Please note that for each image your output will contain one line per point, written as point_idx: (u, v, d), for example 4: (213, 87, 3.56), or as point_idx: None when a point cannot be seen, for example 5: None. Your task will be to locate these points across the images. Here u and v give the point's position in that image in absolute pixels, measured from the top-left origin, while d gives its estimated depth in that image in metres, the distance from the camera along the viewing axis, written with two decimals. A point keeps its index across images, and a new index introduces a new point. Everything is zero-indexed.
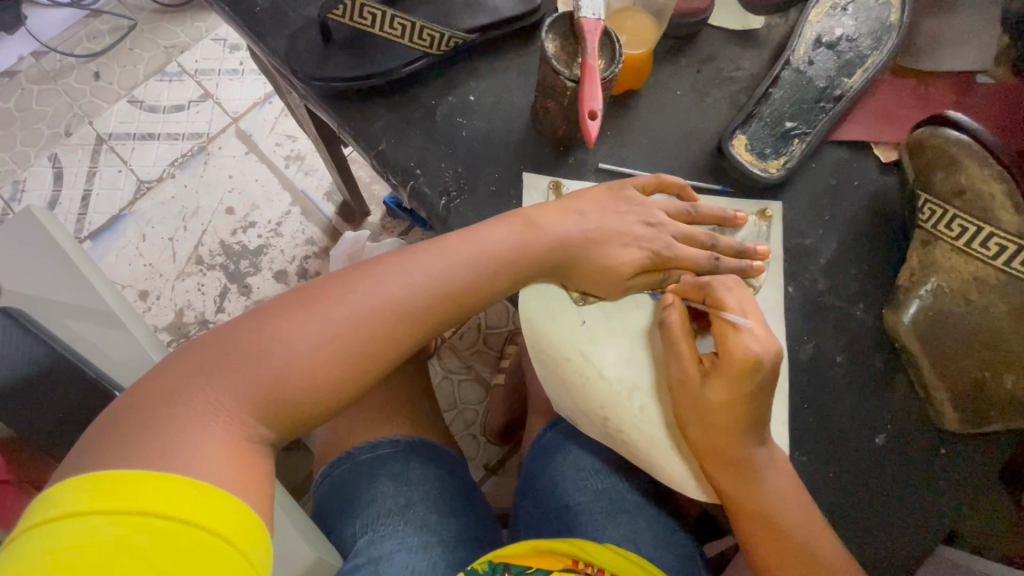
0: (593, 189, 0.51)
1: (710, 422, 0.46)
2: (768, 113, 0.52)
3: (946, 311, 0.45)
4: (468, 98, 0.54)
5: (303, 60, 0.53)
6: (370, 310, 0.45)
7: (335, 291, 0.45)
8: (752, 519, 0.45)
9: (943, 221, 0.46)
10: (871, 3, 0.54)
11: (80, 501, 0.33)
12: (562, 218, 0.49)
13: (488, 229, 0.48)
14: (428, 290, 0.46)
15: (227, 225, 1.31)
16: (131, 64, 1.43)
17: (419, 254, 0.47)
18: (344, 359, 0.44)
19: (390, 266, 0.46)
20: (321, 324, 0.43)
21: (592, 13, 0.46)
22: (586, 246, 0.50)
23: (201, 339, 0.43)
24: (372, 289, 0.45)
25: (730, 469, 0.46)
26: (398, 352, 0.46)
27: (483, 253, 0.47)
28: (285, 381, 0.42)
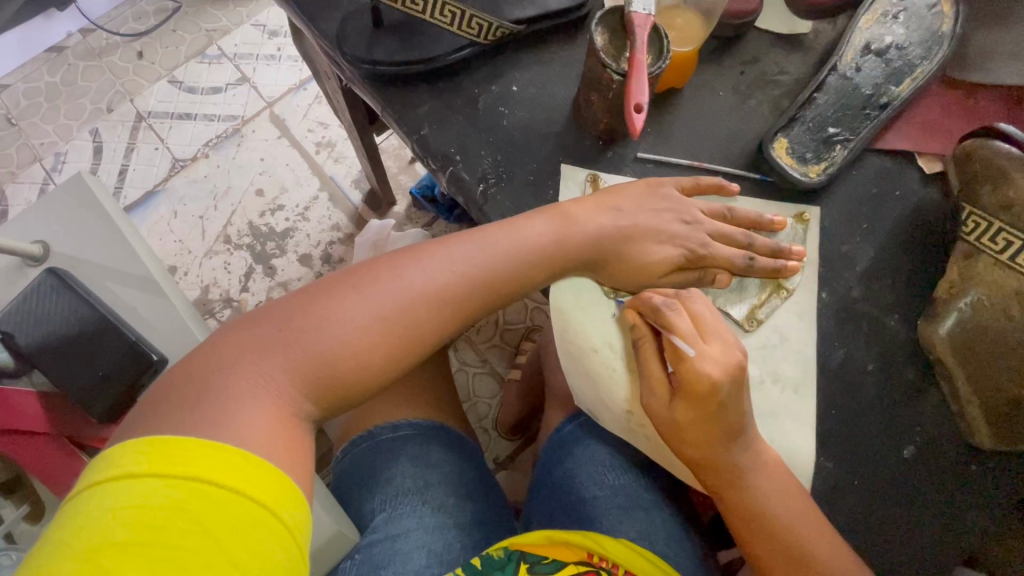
0: (631, 184, 0.51)
1: (691, 436, 0.47)
2: (812, 117, 0.52)
3: (985, 326, 0.44)
4: (511, 88, 0.55)
5: (351, 42, 0.54)
6: (416, 296, 0.46)
7: (383, 276, 0.46)
8: (740, 520, 0.47)
9: (988, 234, 0.45)
10: (923, 12, 0.53)
11: (139, 463, 0.34)
12: (596, 213, 0.50)
13: (527, 222, 0.49)
14: (471, 280, 0.47)
15: (257, 207, 1.34)
16: (174, 45, 1.46)
17: (463, 244, 0.48)
18: (391, 342, 0.45)
19: (434, 254, 0.47)
20: (369, 306, 0.45)
21: (643, 9, 0.46)
22: (620, 242, 0.50)
23: (252, 314, 0.45)
24: (419, 276, 0.46)
25: (728, 478, 0.47)
26: (438, 338, 0.48)
27: (523, 245, 0.48)
28: (331, 359, 0.44)
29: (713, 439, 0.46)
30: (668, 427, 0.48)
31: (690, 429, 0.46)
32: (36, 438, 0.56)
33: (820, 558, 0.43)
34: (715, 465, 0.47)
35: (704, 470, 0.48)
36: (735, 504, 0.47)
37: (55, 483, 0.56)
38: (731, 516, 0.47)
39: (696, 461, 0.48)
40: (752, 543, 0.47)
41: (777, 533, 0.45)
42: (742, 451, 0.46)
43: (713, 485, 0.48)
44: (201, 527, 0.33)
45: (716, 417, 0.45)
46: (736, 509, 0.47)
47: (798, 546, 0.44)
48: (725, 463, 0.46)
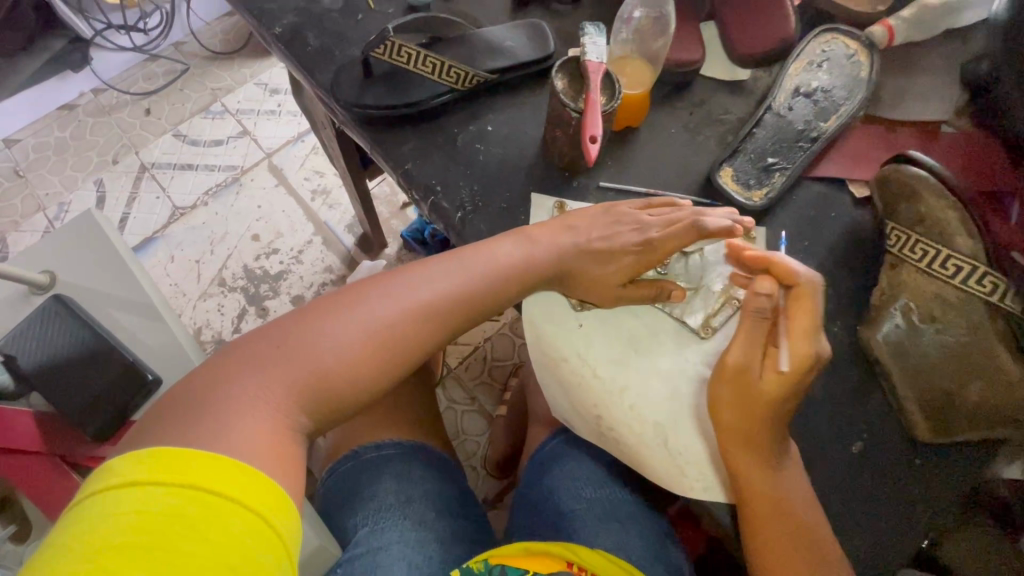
0: (586, 210, 0.56)
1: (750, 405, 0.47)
2: (752, 150, 0.59)
3: (915, 327, 0.49)
4: (487, 128, 0.61)
5: (345, 91, 0.62)
6: (401, 314, 0.50)
7: (369, 297, 0.50)
8: (762, 504, 0.46)
9: (908, 245, 0.50)
10: (844, 61, 0.61)
11: (140, 472, 0.37)
12: (555, 234, 0.54)
13: (500, 244, 0.54)
14: (451, 299, 0.52)
15: (252, 251, 1.39)
16: (180, 102, 1.57)
17: (443, 267, 0.52)
18: (380, 355, 0.49)
19: (418, 276, 0.52)
20: (357, 323, 0.49)
21: (597, 57, 0.53)
22: (582, 260, 0.55)
23: (251, 335, 0.49)
24: (403, 296, 0.51)
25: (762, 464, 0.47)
26: (423, 351, 0.52)
27: (497, 265, 0.53)
28: (324, 372, 0.47)
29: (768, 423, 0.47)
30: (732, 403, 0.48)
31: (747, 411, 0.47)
32: (31, 456, 0.58)
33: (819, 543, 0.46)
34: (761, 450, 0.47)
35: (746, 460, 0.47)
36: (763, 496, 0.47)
37: (42, 503, 0.58)
38: (756, 510, 0.47)
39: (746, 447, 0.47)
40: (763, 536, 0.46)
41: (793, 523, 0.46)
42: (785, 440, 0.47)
43: (740, 471, 0.48)
44: (198, 533, 0.35)
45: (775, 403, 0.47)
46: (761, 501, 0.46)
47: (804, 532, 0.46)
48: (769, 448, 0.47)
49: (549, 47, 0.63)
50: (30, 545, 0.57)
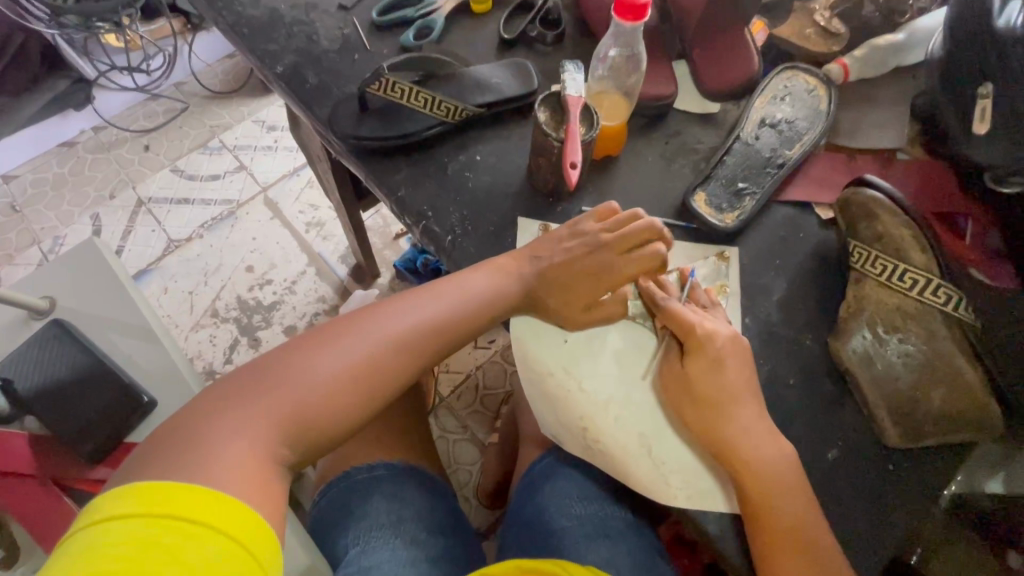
0: (545, 240, 0.58)
1: (693, 397, 0.52)
2: (723, 175, 0.63)
3: (881, 338, 0.52)
4: (476, 157, 0.65)
5: (342, 124, 0.66)
6: (378, 347, 0.52)
7: (348, 331, 0.52)
8: (757, 490, 0.48)
9: (869, 260, 0.54)
10: (805, 95, 0.66)
11: (129, 505, 0.38)
12: (522, 265, 0.57)
13: (473, 275, 0.57)
14: (427, 332, 0.54)
15: (246, 282, 1.41)
16: (179, 138, 1.62)
17: (418, 301, 0.55)
18: (359, 387, 0.51)
19: (395, 309, 0.54)
20: (337, 357, 0.51)
21: (576, 91, 0.57)
22: (551, 289, 0.57)
23: (233, 371, 0.50)
24: (380, 330, 0.53)
25: (754, 448, 0.49)
26: (400, 383, 0.54)
27: (472, 297, 0.56)
28: (306, 405, 0.49)
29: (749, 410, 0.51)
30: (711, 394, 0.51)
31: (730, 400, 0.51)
32: (20, 480, 0.58)
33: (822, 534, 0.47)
34: (756, 438, 0.50)
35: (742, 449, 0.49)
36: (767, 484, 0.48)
37: (30, 527, 0.57)
38: (761, 499, 0.48)
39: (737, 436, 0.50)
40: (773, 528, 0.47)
41: (797, 511, 0.47)
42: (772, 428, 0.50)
43: (735, 460, 0.49)
44: (184, 566, 0.36)
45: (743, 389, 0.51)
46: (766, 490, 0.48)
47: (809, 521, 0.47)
48: (761, 435, 0.50)
49: (533, 83, 0.68)
50: (17, 569, 0.56)
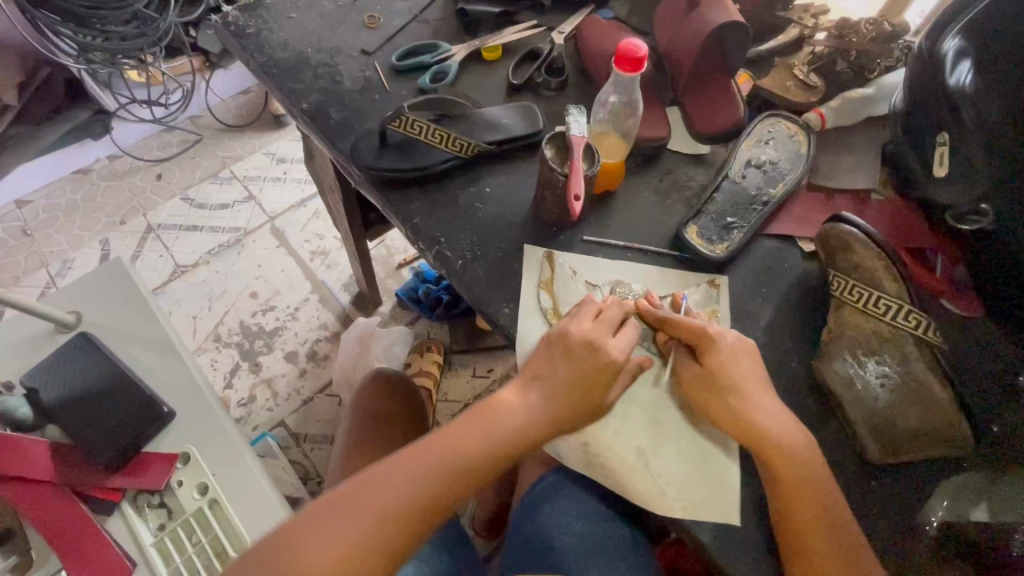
0: (540, 358, 0.57)
1: (709, 391, 0.55)
2: (714, 210, 0.68)
3: (859, 358, 0.56)
4: (485, 189, 0.71)
5: (363, 156, 0.71)
6: (415, 493, 0.50)
7: (383, 475, 0.51)
8: (787, 469, 0.51)
9: (847, 288, 0.58)
10: (787, 140, 0.72)
11: None
12: (528, 390, 0.56)
13: (490, 418, 0.54)
14: (463, 469, 0.52)
15: (249, 307, 1.45)
16: (191, 169, 1.68)
17: (447, 437, 0.54)
18: (406, 527, 0.50)
19: (410, 456, 0.52)
20: (375, 505, 0.49)
21: (580, 133, 0.63)
22: (563, 407, 0.55)
23: (251, 550, 0.49)
24: (415, 471, 0.51)
25: (777, 429, 0.53)
26: (444, 511, 0.52)
27: (488, 438, 0.54)
28: (323, 559, 0.47)
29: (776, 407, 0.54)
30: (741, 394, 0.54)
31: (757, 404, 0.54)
32: (38, 486, 0.60)
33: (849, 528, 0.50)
34: (786, 439, 0.52)
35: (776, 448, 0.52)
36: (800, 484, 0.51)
37: (41, 533, 0.58)
38: (794, 497, 0.50)
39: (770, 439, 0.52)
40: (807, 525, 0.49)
41: (828, 503, 0.50)
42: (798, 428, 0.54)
43: (761, 445, 0.52)
44: None
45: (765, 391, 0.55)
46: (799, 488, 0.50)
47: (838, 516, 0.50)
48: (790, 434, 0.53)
49: (538, 124, 0.74)
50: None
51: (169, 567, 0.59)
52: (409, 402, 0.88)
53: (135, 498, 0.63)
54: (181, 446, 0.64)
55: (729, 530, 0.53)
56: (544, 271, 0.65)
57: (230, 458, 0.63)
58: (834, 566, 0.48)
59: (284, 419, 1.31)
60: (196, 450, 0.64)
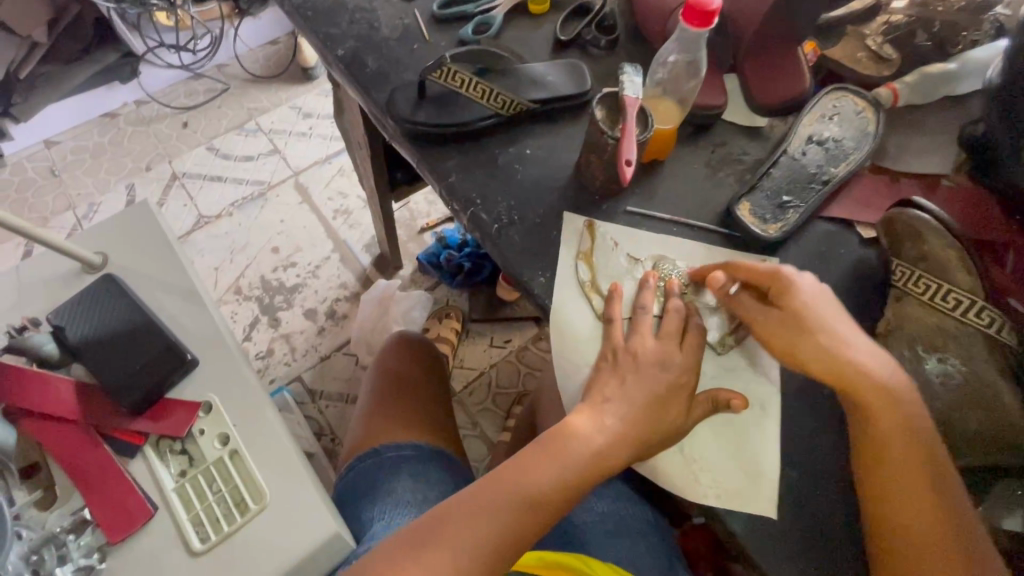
0: (607, 375, 0.56)
1: (788, 327, 0.53)
2: (769, 187, 0.64)
3: (918, 355, 0.53)
4: (525, 151, 0.67)
5: (399, 109, 0.68)
6: (497, 533, 0.49)
7: (459, 517, 0.50)
8: (878, 406, 0.50)
9: (912, 279, 0.54)
10: (853, 115, 0.67)
11: None
12: (600, 414, 0.54)
13: (566, 444, 0.53)
14: (548, 498, 0.51)
15: (271, 262, 1.44)
16: (217, 118, 1.65)
17: (520, 472, 0.52)
18: (495, 565, 0.49)
19: (491, 491, 0.51)
20: (458, 548, 0.48)
21: (634, 93, 0.59)
22: (637, 427, 0.53)
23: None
24: (494, 505, 0.50)
25: (870, 361, 0.51)
26: (530, 540, 0.51)
27: (569, 466, 0.52)
28: None
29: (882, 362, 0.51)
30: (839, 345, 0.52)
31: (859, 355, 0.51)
32: (62, 424, 0.60)
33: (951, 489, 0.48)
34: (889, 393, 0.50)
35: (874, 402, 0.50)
36: (896, 441, 0.49)
37: (64, 473, 0.59)
38: (883, 448, 0.49)
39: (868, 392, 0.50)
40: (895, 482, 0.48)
41: (919, 449, 0.49)
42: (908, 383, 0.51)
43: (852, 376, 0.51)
44: None
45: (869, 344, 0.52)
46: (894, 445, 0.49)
47: (940, 477, 0.48)
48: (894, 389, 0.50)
49: (585, 84, 0.70)
50: (54, 510, 0.57)
51: (190, 513, 0.58)
52: (430, 367, 0.87)
53: (158, 443, 0.62)
54: (204, 396, 0.63)
55: (764, 521, 0.50)
56: (584, 241, 0.62)
57: (254, 410, 0.63)
58: (915, 505, 0.48)
59: (302, 374, 1.32)
60: (219, 399, 0.63)
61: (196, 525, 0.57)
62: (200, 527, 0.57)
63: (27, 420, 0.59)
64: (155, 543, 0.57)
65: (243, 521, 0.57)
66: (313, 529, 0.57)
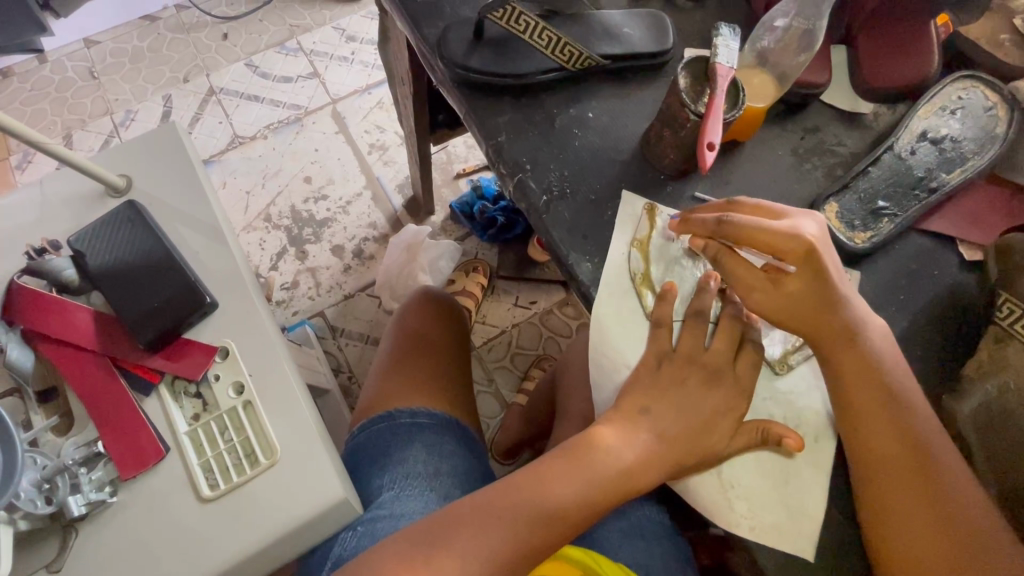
0: (645, 385, 0.53)
1: (816, 316, 0.49)
2: (864, 188, 0.55)
3: (1007, 410, 0.46)
4: (587, 114, 0.59)
5: (451, 49, 0.60)
6: (514, 536, 0.48)
7: (474, 523, 0.48)
8: (863, 411, 0.48)
9: (1021, 321, 0.47)
10: (980, 112, 0.56)
11: None
12: (634, 431, 0.52)
13: (601, 455, 0.52)
14: (573, 508, 0.50)
15: (302, 193, 1.40)
16: (257, 33, 1.57)
17: (540, 484, 0.51)
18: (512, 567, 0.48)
19: (518, 494, 0.50)
20: (472, 546, 0.47)
21: (727, 61, 0.50)
22: (670, 451, 0.52)
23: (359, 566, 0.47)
24: (515, 509, 0.49)
25: (890, 373, 0.48)
26: (540, 552, 0.50)
27: (597, 478, 0.51)
28: None
29: (886, 372, 0.48)
30: (831, 352, 0.49)
31: (853, 366, 0.48)
32: (79, 352, 0.58)
33: (961, 508, 0.45)
34: (878, 410, 0.48)
35: (846, 406, 0.49)
36: (883, 453, 0.47)
37: (78, 400, 0.58)
38: (883, 465, 0.47)
39: (848, 399, 0.49)
40: (885, 495, 0.46)
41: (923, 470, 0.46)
42: (912, 404, 0.48)
43: (855, 384, 0.48)
44: None
45: (875, 352, 0.48)
46: (889, 463, 0.46)
47: (948, 490, 0.45)
48: (895, 408, 0.47)
49: (666, 42, 0.60)
50: (67, 438, 0.57)
51: (201, 459, 0.57)
52: (454, 329, 0.85)
53: (172, 383, 0.61)
54: (221, 341, 0.61)
55: (797, 560, 0.47)
56: (640, 228, 0.55)
57: (271, 361, 0.60)
58: (926, 525, 0.45)
59: (324, 311, 1.31)
60: (236, 347, 0.61)
61: (206, 471, 0.57)
62: (210, 474, 0.56)
63: (46, 344, 0.58)
64: (165, 484, 0.56)
65: (253, 473, 0.56)
66: (321, 490, 0.55)
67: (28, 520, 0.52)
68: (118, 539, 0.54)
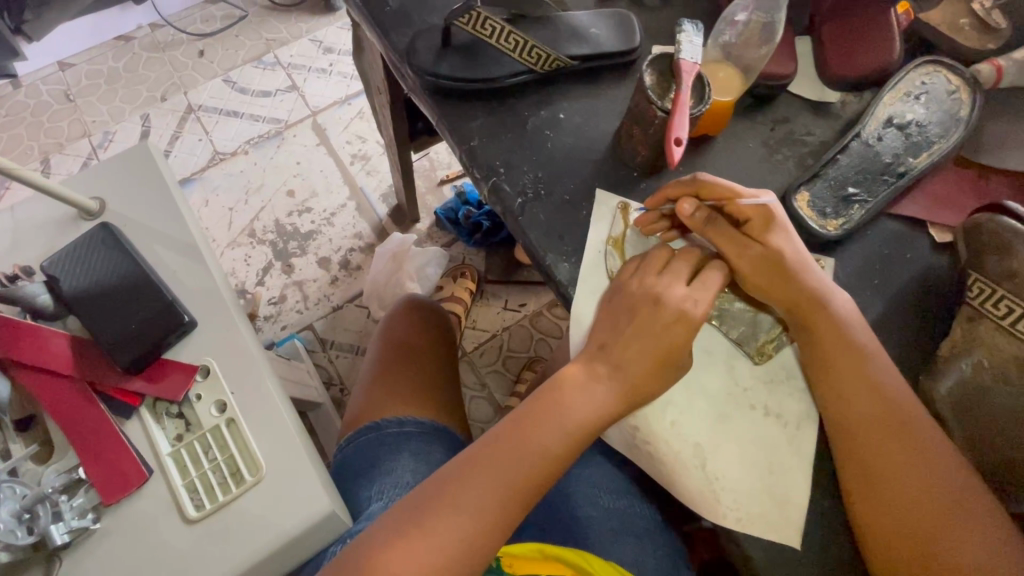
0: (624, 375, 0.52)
1: (787, 277, 0.51)
2: (834, 176, 0.56)
3: (983, 387, 0.47)
4: (559, 115, 0.59)
5: (421, 56, 0.60)
6: (489, 491, 0.48)
7: (446, 495, 0.48)
8: (843, 377, 0.49)
9: (991, 299, 0.47)
10: (943, 96, 0.57)
11: None
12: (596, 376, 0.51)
13: (570, 400, 0.50)
14: (544, 457, 0.50)
15: (285, 206, 1.39)
16: (234, 48, 1.56)
17: (511, 437, 0.50)
18: (491, 525, 0.48)
19: (491, 451, 0.50)
20: (454, 518, 0.47)
21: (690, 58, 0.51)
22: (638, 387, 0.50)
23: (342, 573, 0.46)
24: (491, 467, 0.49)
25: (858, 330, 0.50)
26: (517, 507, 0.49)
27: (567, 427, 0.50)
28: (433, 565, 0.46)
29: (857, 332, 0.50)
30: (805, 315, 0.51)
31: (826, 326, 0.50)
32: (56, 377, 0.57)
33: (946, 480, 0.45)
34: (852, 369, 0.49)
35: (823, 374, 0.50)
36: (862, 421, 0.48)
37: (57, 426, 0.57)
38: (865, 440, 0.47)
39: (826, 363, 0.50)
40: (867, 470, 0.46)
41: (903, 441, 0.46)
42: (888, 373, 0.49)
43: (830, 346, 0.50)
44: None
45: (848, 319, 0.50)
46: (866, 431, 0.47)
47: (931, 462, 0.46)
48: (869, 365, 0.49)
49: (634, 40, 0.61)
50: (49, 466, 0.56)
51: (185, 479, 0.56)
52: (441, 336, 0.85)
53: (154, 405, 0.60)
54: (201, 359, 0.60)
55: (782, 548, 0.47)
56: (615, 225, 0.55)
57: (253, 377, 0.60)
58: (910, 499, 0.45)
59: (312, 323, 1.30)
60: (218, 365, 0.60)
61: (190, 492, 0.56)
62: (194, 494, 0.56)
63: (21, 372, 0.57)
64: (150, 507, 0.55)
65: (238, 490, 0.55)
66: (310, 501, 0.55)
67: (9, 551, 0.51)
68: (104, 565, 0.53)
